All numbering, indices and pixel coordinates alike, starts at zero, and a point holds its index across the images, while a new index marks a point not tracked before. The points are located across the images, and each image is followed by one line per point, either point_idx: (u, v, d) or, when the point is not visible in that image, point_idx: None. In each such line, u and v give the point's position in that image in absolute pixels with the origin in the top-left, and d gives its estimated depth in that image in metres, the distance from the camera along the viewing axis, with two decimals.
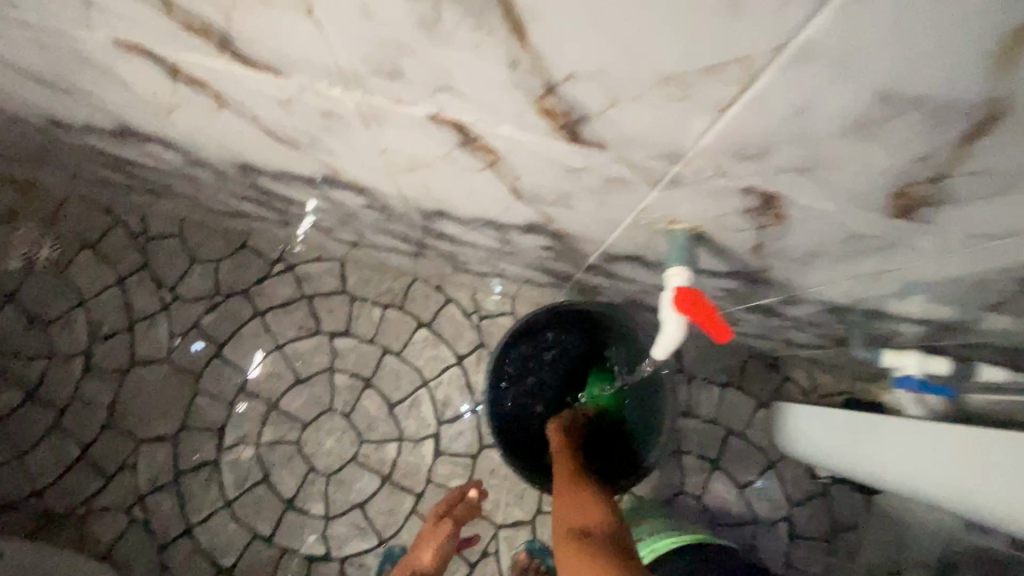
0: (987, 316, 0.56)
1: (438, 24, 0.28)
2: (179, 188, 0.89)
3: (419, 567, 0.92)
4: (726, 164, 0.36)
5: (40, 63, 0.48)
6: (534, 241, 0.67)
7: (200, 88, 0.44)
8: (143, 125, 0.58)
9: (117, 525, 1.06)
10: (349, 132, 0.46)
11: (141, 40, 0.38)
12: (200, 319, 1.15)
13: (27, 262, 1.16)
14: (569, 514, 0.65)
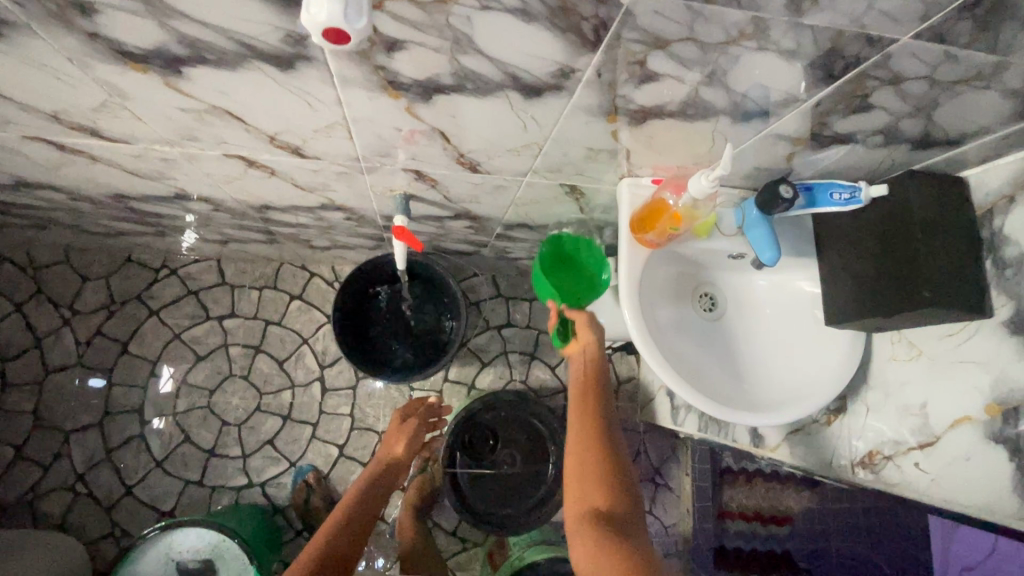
0: (595, 216, 1.00)
1: (205, 120, 0.62)
2: (62, 219, 1.13)
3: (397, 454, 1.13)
4: (380, 160, 0.73)
5: None
6: (337, 215, 1.01)
7: (79, 153, 0.73)
8: (36, 178, 0.85)
9: (64, 500, 1.30)
10: (183, 167, 0.77)
11: (40, 136, 0.68)
12: (102, 326, 1.39)
13: None
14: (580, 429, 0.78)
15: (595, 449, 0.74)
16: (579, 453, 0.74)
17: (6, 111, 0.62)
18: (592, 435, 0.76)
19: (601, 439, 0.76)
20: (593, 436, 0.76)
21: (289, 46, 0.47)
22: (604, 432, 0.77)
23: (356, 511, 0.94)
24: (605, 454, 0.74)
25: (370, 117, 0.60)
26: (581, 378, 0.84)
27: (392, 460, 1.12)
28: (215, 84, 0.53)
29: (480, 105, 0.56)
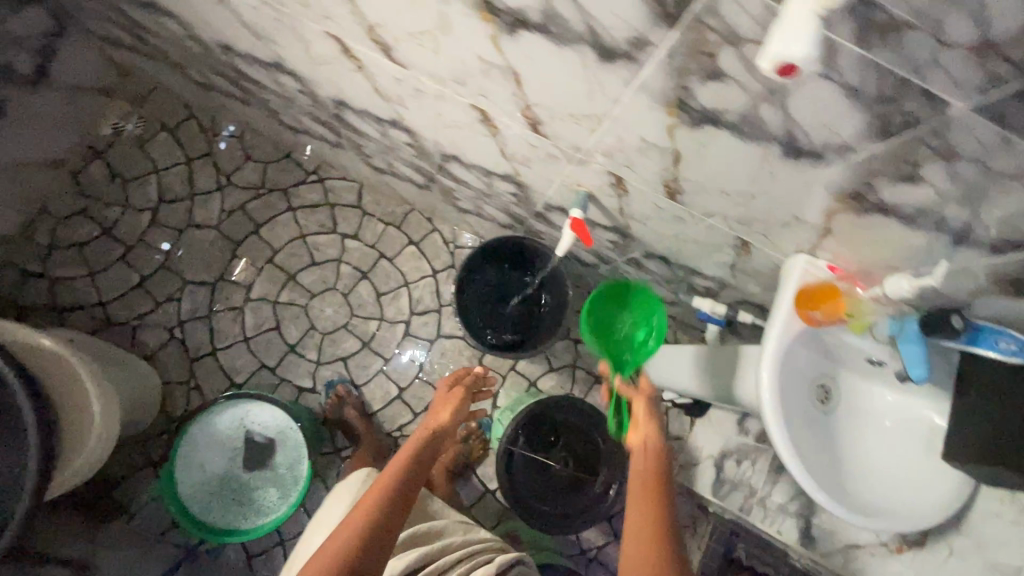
0: (736, 278, 1.05)
1: (488, 73, 0.70)
2: (268, 103, 1.26)
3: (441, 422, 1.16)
4: (598, 157, 0.80)
5: (261, 23, 0.85)
6: (506, 187, 1.09)
7: (353, 60, 0.84)
8: (293, 65, 0.96)
9: (160, 337, 1.43)
10: (424, 102, 0.87)
11: (341, 36, 0.78)
12: (246, 203, 1.52)
13: (116, 131, 1.49)
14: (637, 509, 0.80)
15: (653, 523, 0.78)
16: (636, 530, 0.77)
17: (336, 9, 0.72)
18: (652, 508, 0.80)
19: (658, 516, 0.79)
20: (651, 515, 0.79)
21: (627, 46, 0.54)
22: (666, 519, 0.79)
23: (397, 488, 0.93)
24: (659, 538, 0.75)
25: (631, 121, 0.67)
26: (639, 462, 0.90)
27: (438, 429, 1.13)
28: (532, 52, 0.62)
29: (734, 147, 0.63)
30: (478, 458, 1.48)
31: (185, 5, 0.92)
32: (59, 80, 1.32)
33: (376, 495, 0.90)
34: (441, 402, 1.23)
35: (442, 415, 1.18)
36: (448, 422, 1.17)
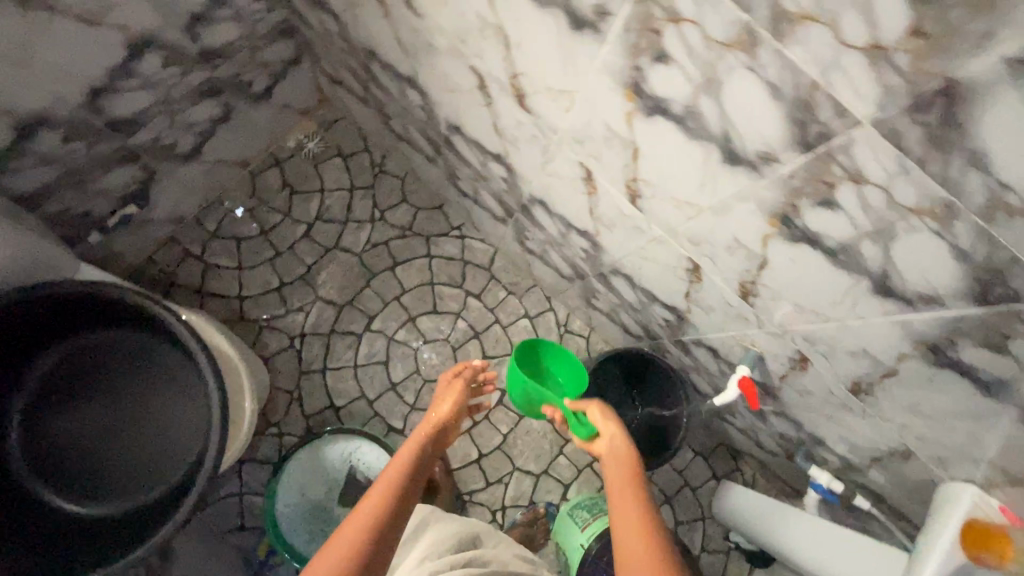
0: (869, 466, 1.05)
1: (734, 250, 0.75)
2: (452, 168, 1.34)
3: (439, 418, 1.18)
4: (797, 339, 0.83)
5: (513, 131, 0.93)
6: (664, 314, 1.13)
7: (589, 186, 0.90)
8: (515, 163, 1.04)
9: (281, 343, 1.50)
10: (636, 236, 0.93)
11: (594, 171, 0.85)
12: (390, 240, 1.60)
13: (298, 146, 1.61)
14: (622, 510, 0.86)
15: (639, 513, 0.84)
16: (628, 531, 0.81)
17: (609, 157, 0.79)
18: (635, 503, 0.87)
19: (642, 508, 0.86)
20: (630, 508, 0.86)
21: (916, 298, 0.58)
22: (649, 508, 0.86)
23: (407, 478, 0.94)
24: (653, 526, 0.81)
25: (867, 334, 0.70)
26: (617, 468, 0.97)
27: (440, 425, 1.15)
28: (800, 257, 0.67)
29: (970, 393, 0.66)
30: (538, 547, 1.47)
31: (442, 92, 1.01)
32: (275, 98, 1.45)
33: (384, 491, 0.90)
34: (437, 397, 1.24)
35: (439, 409, 1.20)
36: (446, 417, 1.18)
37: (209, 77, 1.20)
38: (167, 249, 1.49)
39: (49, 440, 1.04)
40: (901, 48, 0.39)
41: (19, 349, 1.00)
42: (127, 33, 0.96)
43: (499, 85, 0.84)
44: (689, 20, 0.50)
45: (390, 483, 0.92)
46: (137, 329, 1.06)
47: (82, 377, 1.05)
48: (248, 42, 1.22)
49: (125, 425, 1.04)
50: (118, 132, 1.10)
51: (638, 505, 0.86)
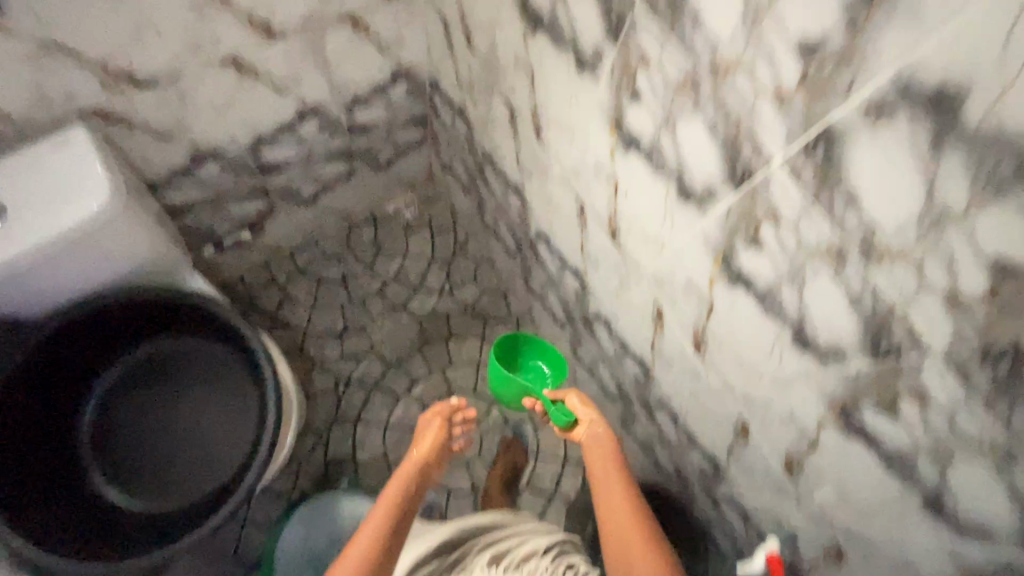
0: None
1: (787, 423, 0.77)
2: (528, 266, 1.45)
3: (417, 458, 1.10)
4: (836, 530, 0.81)
5: (599, 256, 1.02)
6: (700, 461, 1.12)
7: (657, 322, 0.96)
8: (591, 281, 1.12)
9: (326, 384, 1.58)
10: (692, 380, 0.96)
11: (666, 312, 0.91)
12: (451, 314, 1.69)
13: (396, 212, 1.78)
14: (608, 499, 0.94)
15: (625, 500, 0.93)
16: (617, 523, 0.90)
17: (684, 304, 0.85)
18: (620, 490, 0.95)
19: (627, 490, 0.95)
20: (616, 491, 0.95)
21: (968, 528, 0.58)
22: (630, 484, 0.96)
23: (386, 541, 0.92)
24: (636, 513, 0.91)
25: (908, 549, 0.69)
26: (599, 455, 1.00)
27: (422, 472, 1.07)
28: (851, 451, 0.68)
29: None
30: None
31: (543, 206, 1.13)
32: (392, 170, 1.64)
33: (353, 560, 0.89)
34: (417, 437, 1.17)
35: (417, 450, 1.12)
36: (428, 457, 1.10)
37: (347, 144, 1.39)
38: (258, 273, 1.64)
39: (113, 421, 1.09)
40: (978, 305, 0.44)
41: (120, 335, 1.07)
42: (302, 103, 1.16)
43: (597, 217, 0.94)
44: (788, 224, 0.57)
45: (369, 536, 0.92)
46: (218, 344, 1.12)
47: (160, 370, 1.12)
48: (388, 124, 1.42)
49: (182, 427, 1.09)
50: (262, 172, 1.28)
51: (624, 496, 0.94)
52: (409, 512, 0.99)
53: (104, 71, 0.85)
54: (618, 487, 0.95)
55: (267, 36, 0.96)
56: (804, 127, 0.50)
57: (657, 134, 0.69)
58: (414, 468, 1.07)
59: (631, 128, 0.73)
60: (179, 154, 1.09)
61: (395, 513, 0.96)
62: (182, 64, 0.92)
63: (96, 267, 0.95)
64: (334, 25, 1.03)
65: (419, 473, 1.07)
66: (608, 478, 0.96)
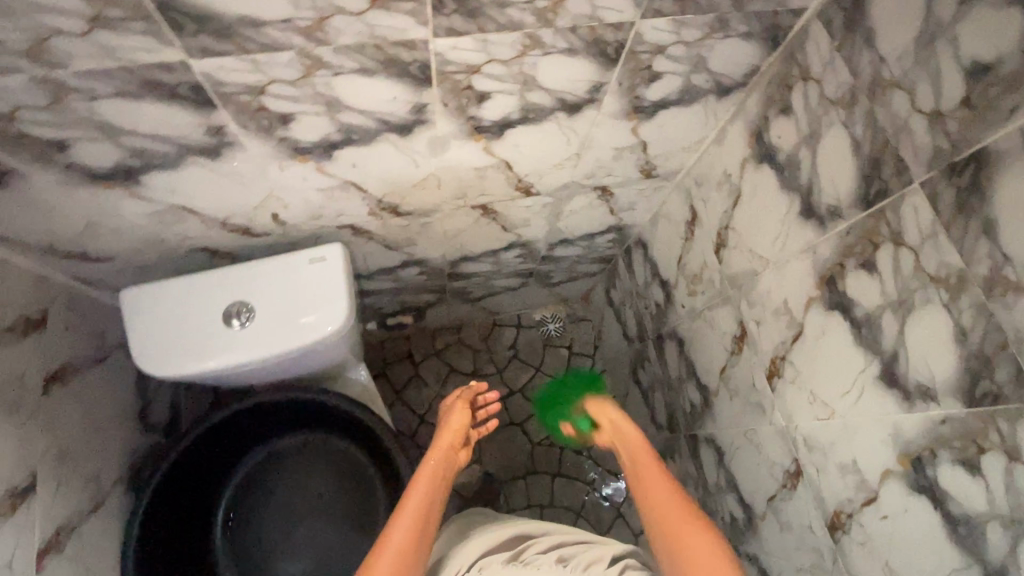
0: None
1: None
2: (671, 446, 1.33)
3: (444, 430, 0.98)
4: None
5: (793, 525, 0.90)
6: None
7: None
8: (763, 531, 0.99)
9: None
10: None
11: None
12: (566, 448, 1.60)
13: (541, 322, 1.73)
14: (639, 460, 0.84)
15: (653, 461, 0.83)
16: (644, 481, 0.79)
17: None
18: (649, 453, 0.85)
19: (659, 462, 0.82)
20: (645, 455, 0.85)
21: None
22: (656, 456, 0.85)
23: (434, 486, 0.82)
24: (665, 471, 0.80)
25: None
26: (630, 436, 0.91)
27: (448, 461, 0.91)
28: None
29: None
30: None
31: (736, 425, 1.02)
32: (557, 289, 1.60)
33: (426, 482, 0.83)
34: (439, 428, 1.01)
35: (442, 438, 0.96)
36: (451, 432, 0.97)
37: (533, 267, 1.37)
38: (397, 344, 1.66)
39: (248, 506, 1.07)
40: None
41: (270, 427, 1.06)
42: (517, 237, 1.15)
43: (815, 496, 0.82)
44: None
45: (429, 471, 0.85)
46: (356, 447, 1.08)
47: (301, 462, 1.09)
48: (578, 258, 1.38)
49: (308, 528, 1.05)
50: (449, 278, 1.29)
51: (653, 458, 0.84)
52: (442, 472, 0.87)
53: (377, 203, 0.87)
54: (650, 457, 0.84)
55: (524, 193, 0.95)
56: None
57: (982, 516, 0.56)
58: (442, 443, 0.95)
59: (936, 480, 0.61)
60: (392, 259, 1.11)
61: (436, 482, 0.83)
62: (441, 205, 0.92)
63: (294, 366, 0.96)
64: (584, 191, 1.01)
65: (449, 448, 0.94)
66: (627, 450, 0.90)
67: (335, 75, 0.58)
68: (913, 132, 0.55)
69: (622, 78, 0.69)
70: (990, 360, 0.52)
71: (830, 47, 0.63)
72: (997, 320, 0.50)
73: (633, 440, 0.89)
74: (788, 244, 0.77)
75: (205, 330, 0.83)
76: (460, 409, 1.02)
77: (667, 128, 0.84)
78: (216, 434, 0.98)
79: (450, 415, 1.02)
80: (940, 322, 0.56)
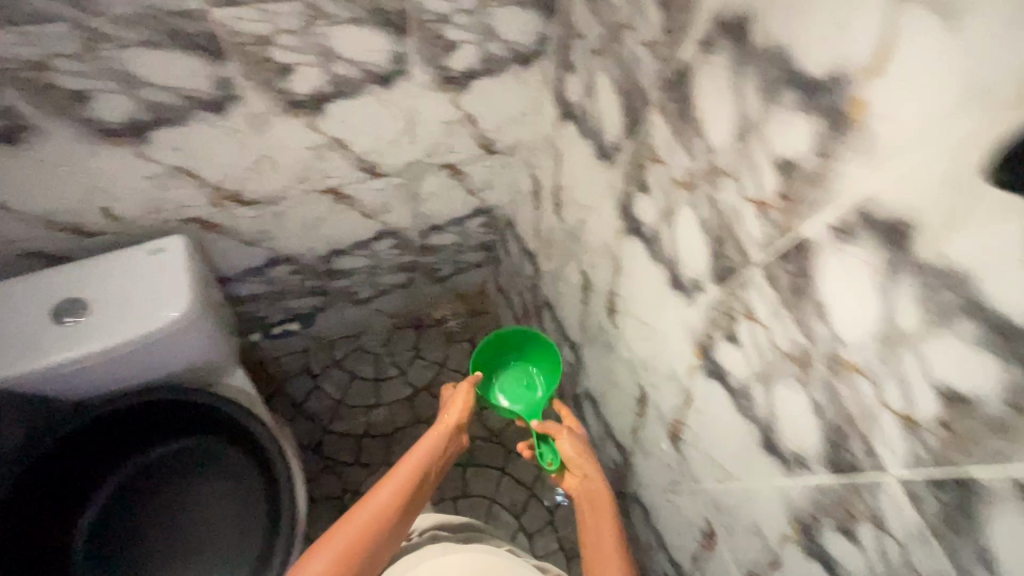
0: None
1: None
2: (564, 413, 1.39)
3: (439, 423, 1.08)
4: None
5: (652, 449, 0.97)
6: None
7: (707, 540, 0.88)
8: (635, 465, 1.06)
9: (333, 490, 1.50)
10: None
11: (718, 536, 0.84)
12: (476, 438, 1.62)
13: (442, 320, 1.75)
14: (596, 534, 0.96)
15: (612, 536, 0.94)
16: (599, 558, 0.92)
17: (742, 538, 0.78)
18: (613, 529, 0.95)
19: (614, 533, 0.94)
20: (602, 514, 0.98)
21: None
22: (614, 521, 0.97)
23: (395, 492, 0.94)
24: (618, 555, 0.91)
25: None
26: (593, 514, 0.98)
27: (432, 458, 1.02)
28: None
29: None
30: None
31: (600, 372, 1.10)
32: (450, 283, 1.65)
33: (392, 489, 0.95)
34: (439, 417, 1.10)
35: (435, 435, 1.05)
36: (446, 428, 1.06)
37: (414, 259, 1.41)
38: (295, 358, 1.64)
39: (115, 525, 1.01)
40: None
41: (135, 437, 1.02)
42: (383, 225, 1.19)
43: (658, 413, 0.90)
44: (893, 537, 0.52)
45: (399, 481, 0.96)
46: (232, 447, 1.05)
47: (174, 471, 1.05)
48: (458, 246, 1.44)
49: (182, 538, 1.01)
50: (327, 276, 1.30)
51: (612, 538, 0.94)
52: (422, 476, 0.99)
53: (216, 191, 0.89)
54: (608, 529, 0.95)
55: (371, 175, 1.01)
56: (931, 463, 0.46)
57: (748, 379, 0.65)
58: (430, 441, 1.05)
59: (719, 360, 0.69)
60: (257, 257, 1.12)
61: (404, 489, 0.95)
62: (287, 191, 0.96)
63: (151, 367, 0.94)
64: (433, 170, 1.07)
65: (438, 448, 1.04)
66: (596, 526, 0.97)
67: (121, 49, 0.62)
68: (643, 63, 0.66)
69: (420, 47, 0.77)
70: (722, 238, 0.61)
71: (585, 6, 0.74)
72: (717, 203, 0.60)
73: (590, 488, 1.01)
74: (597, 187, 0.86)
75: (32, 330, 0.81)
76: (462, 392, 1.10)
77: (486, 99, 0.93)
78: (74, 445, 0.94)
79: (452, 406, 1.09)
80: (692, 219, 0.66)
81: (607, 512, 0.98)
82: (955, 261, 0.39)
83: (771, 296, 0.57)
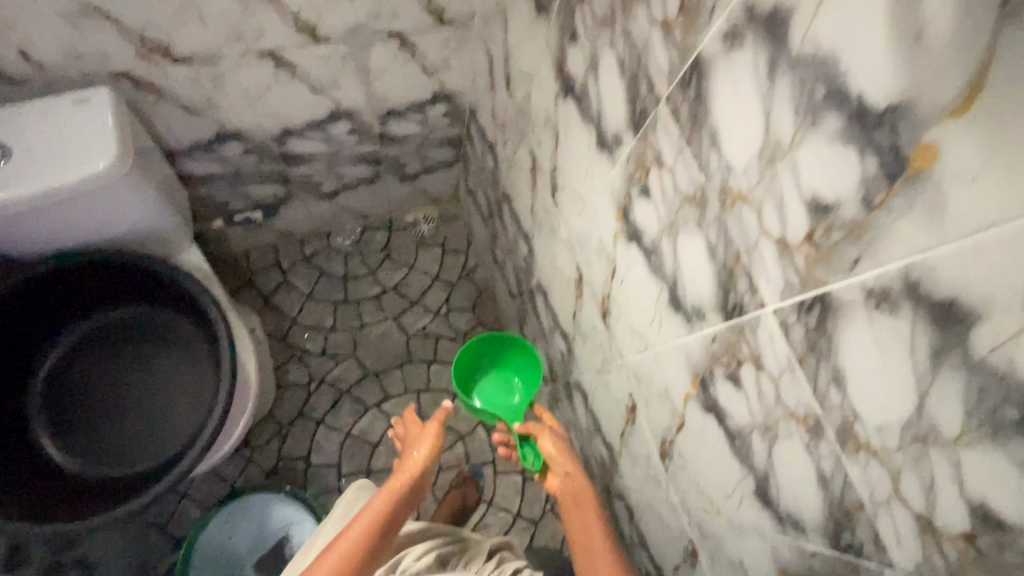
0: None
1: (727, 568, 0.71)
2: (523, 313, 1.40)
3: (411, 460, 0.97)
4: None
5: (589, 332, 0.97)
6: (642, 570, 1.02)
7: (630, 415, 0.90)
8: (576, 352, 1.07)
9: (300, 379, 1.55)
10: (651, 486, 0.89)
11: (639, 409, 0.85)
12: (441, 338, 1.64)
13: (413, 224, 1.73)
14: (586, 534, 0.87)
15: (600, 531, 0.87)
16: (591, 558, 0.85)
17: (656, 406, 0.79)
18: (598, 523, 0.87)
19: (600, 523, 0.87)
20: (586, 507, 0.89)
21: None
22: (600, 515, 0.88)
23: (373, 517, 0.86)
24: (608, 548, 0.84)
25: None
26: (578, 512, 0.89)
27: (415, 487, 0.93)
28: None
29: None
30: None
31: (548, 261, 1.08)
32: (419, 184, 1.61)
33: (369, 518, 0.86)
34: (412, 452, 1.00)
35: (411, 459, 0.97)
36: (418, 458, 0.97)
37: (376, 150, 1.37)
38: (264, 253, 1.64)
39: (72, 380, 1.06)
40: (951, 540, 0.39)
41: (85, 299, 1.04)
42: (335, 104, 1.15)
43: (592, 291, 0.90)
44: (768, 374, 0.52)
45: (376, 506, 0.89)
46: (181, 315, 1.07)
47: (126, 335, 1.08)
48: (422, 139, 1.39)
49: (135, 395, 1.05)
50: (284, 161, 1.28)
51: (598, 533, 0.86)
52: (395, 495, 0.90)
53: (141, 41, 0.87)
54: (593, 526, 0.87)
55: (310, 38, 0.96)
56: (800, 286, 0.45)
57: (658, 233, 0.64)
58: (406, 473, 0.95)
59: (636, 219, 0.68)
60: (204, 130, 1.09)
61: (381, 514, 0.87)
62: (221, 49, 0.91)
63: (91, 227, 0.96)
64: (381, 39, 1.02)
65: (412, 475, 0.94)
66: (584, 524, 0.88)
67: None
68: None
69: None
70: (636, 76, 0.58)
71: None
72: (631, 35, 0.57)
73: (572, 484, 0.92)
74: (537, 48, 0.81)
75: None
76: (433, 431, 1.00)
77: None
78: (23, 300, 0.96)
79: (420, 439, 1.00)
80: (611, 61, 0.62)
81: (591, 507, 0.89)
82: (823, 43, 0.36)
83: (674, 131, 0.54)
